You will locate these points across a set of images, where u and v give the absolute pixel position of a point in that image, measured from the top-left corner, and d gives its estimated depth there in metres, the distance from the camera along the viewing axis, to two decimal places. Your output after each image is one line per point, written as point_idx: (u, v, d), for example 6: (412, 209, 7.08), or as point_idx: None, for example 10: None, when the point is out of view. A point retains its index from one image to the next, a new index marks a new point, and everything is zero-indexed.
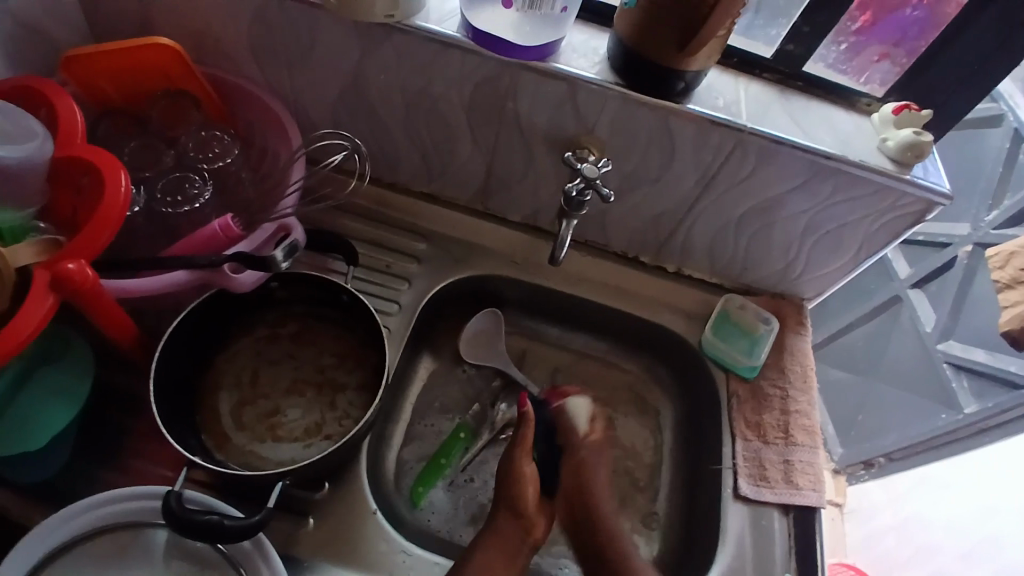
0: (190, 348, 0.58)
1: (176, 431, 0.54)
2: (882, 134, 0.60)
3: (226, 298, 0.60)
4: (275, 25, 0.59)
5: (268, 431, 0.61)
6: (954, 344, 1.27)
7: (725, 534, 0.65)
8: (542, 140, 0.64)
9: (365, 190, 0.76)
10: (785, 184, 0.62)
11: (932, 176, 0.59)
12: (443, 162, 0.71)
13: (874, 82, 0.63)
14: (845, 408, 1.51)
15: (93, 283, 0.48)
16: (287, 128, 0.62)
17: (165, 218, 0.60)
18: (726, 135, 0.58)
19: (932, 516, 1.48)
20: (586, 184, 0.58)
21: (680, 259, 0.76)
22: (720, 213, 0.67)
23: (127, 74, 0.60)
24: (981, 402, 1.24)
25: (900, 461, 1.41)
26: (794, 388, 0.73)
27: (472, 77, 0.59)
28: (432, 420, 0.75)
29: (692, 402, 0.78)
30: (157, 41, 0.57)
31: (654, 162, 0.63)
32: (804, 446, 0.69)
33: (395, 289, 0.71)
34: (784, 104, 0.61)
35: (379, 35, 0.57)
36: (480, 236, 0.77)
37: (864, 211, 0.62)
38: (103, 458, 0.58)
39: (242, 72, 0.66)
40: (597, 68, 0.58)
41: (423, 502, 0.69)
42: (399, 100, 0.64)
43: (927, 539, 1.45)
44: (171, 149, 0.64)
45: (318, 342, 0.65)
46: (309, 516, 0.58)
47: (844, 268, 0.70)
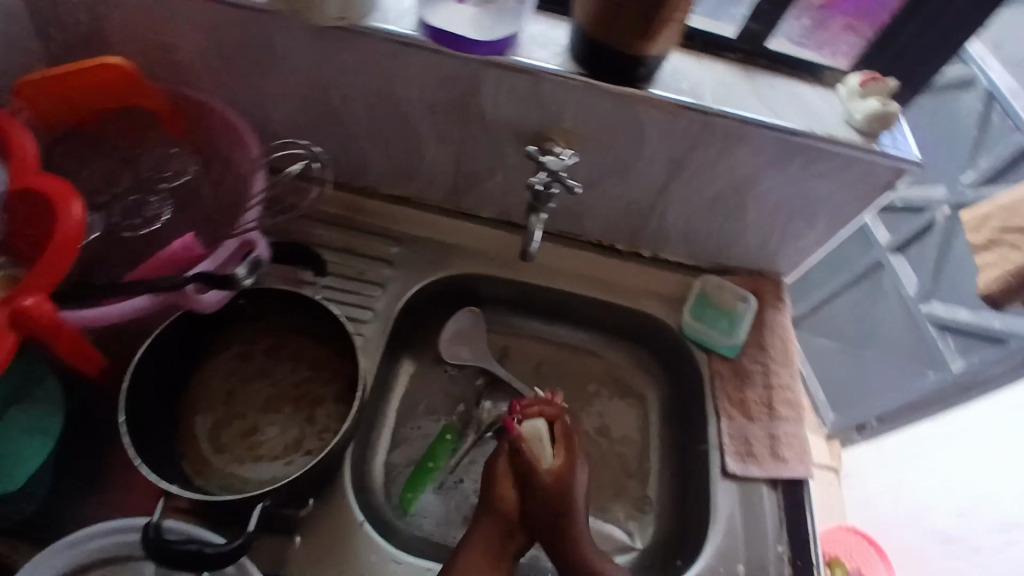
0: (164, 375, 0.58)
1: (155, 462, 0.54)
2: (848, 107, 0.59)
3: (194, 318, 0.59)
4: (227, 36, 0.57)
5: (247, 451, 0.61)
6: (937, 304, 1.30)
7: (715, 513, 0.65)
8: (509, 135, 0.63)
9: (332, 197, 0.74)
10: (754, 163, 0.61)
11: (901, 145, 0.58)
12: (411, 164, 0.70)
13: (841, 54, 0.63)
14: (832, 375, 1.54)
15: (51, 316, 0.47)
16: (244, 137, 0.60)
17: (124, 242, 0.59)
18: (693, 119, 0.57)
19: None
20: (552, 178, 0.58)
21: (656, 244, 0.76)
22: (692, 197, 0.67)
23: (81, 97, 0.57)
24: (967, 357, 1.25)
25: (890, 424, 1.37)
26: (776, 363, 0.73)
27: (432, 76, 0.58)
28: (418, 422, 0.75)
29: (677, 386, 0.78)
30: (109, 62, 0.55)
31: (622, 150, 0.62)
32: (788, 419, 0.70)
33: (369, 296, 0.70)
34: (750, 83, 0.60)
35: (334, 39, 0.56)
36: (453, 235, 0.76)
37: (834, 184, 0.62)
38: (84, 491, 0.57)
39: (196, 85, 0.64)
40: (557, 59, 0.56)
41: (413, 508, 0.69)
42: (361, 103, 0.62)
43: None
44: (128, 169, 0.62)
45: (293, 356, 0.66)
46: (296, 533, 0.58)
47: (818, 243, 0.70)
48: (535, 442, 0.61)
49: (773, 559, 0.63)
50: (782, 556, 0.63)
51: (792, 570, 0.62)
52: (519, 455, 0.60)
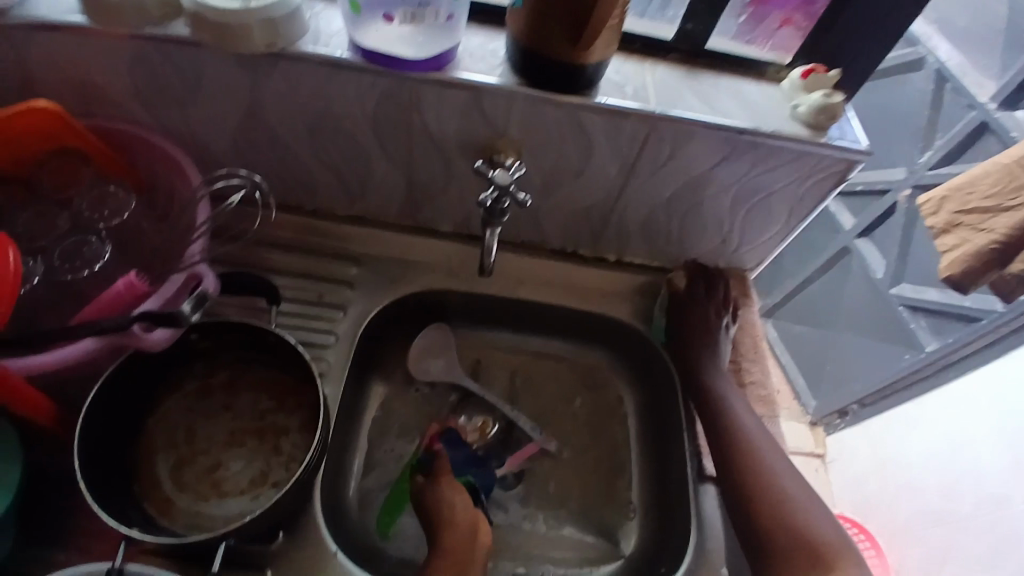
0: (119, 417, 0.56)
1: (115, 508, 0.52)
2: (794, 100, 0.60)
3: (150, 358, 0.57)
4: (158, 68, 0.56)
5: (211, 488, 0.60)
6: (906, 287, 1.32)
7: (695, 515, 0.65)
8: (458, 150, 0.62)
9: (286, 220, 0.73)
10: (706, 163, 0.61)
11: (849, 135, 0.59)
12: (363, 183, 0.69)
13: (780, 49, 0.63)
14: (816, 360, 1.58)
15: None
16: (183, 166, 0.60)
17: (66, 285, 0.57)
18: (639, 122, 0.57)
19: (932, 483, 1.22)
20: (501, 192, 0.57)
21: (619, 247, 0.75)
22: (649, 197, 0.66)
23: (11, 144, 0.56)
24: (941, 338, 1.25)
25: (872, 406, 1.43)
26: (746, 359, 0.73)
27: (372, 95, 0.57)
28: (392, 444, 0.74)
29: (650, 387, 0.77)
30: (34, 104, 0.53)
31: (572, 156, 0.62)
32: (763, 417, 0.69)
33: (332, 319, 0.69)
34: (693, 83, 0.60)
35: (267, 63, 0.55)
36: (413, 252, 0.75)
37: (787, 179, 0.62)
38: (44, 546, 0.55)
39: (135, 120, 0.63)
40: (498, 70, 0.56)
41: (392, 530, 0.68)
42: (304, 126, 0.61)
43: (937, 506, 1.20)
44: (65, 211, 0.60)
45: (254, 388, 0.65)
46: (267, 569, 0.57)
47: (778, 237, 0.71)
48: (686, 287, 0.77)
49: None
50: None
51: None
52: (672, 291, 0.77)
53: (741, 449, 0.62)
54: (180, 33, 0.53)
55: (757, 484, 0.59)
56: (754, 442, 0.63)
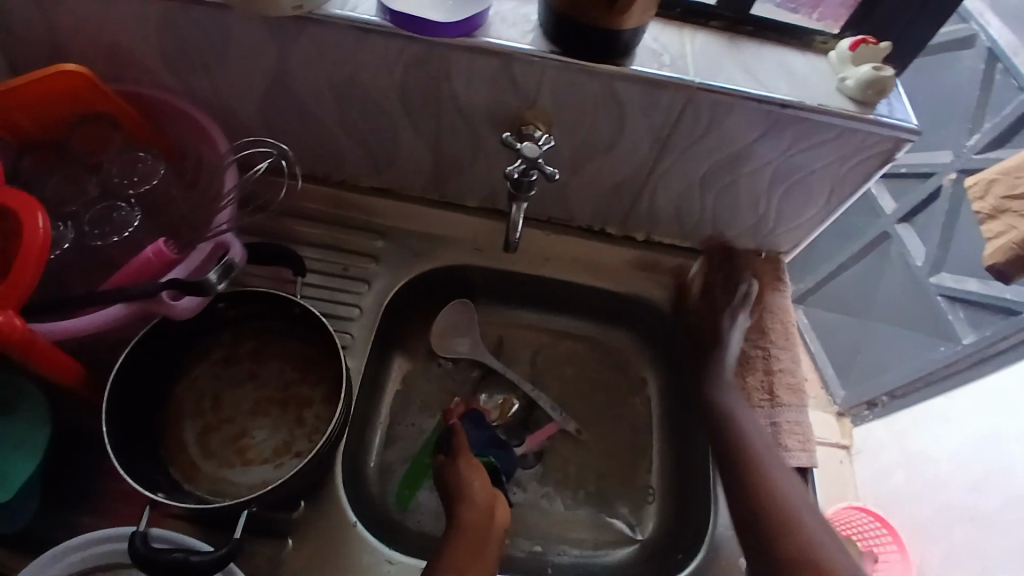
0: (148, 382, 0.57)
1: (141, 474, 0.53)
2: (841, 73, 0.57)
3: (176, 325, 0.58)
4: (185, 32, 0.56)
5: (236, 455, 0.61)
6: (946, 276, 1.27)
7: (717, 501, 0.64)
8: (486, 120, 0.61)
9: (312, 191, 0.73)
10: (744, 139, 0.58)
11: (898, 112, 0.55)
12: (389, 154, 0.68)
13: (829, 18, 0.61)
14: (845, 350, 1.54)
15: (24, 331, 0.45)
16: (211, 134, 0.59)
17: (96, 251, 0.58)
18: (675, 94, 0.55)
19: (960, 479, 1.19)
20: (529, 165, 0.55)
21: (648, 225, 0.73)
22: (683, 173, 0.64)
23: (42, 107, 0.56)
24: (979, 331, 1.21)
25: (902, 399, 1.40)
26: (777, 346, 0.70)
27: (400, 62, 0.56)
28: (412, 419, 0.74)
29: (676, 370, 0.76)
30: (63, 67, 0.53)
31: (604, 128, 0.60)
32: (791, 406, 0.67)
33: (356, 293, 0.69)
34: (735, 54, 0.58)
35: (295, 28, 0.54)
36: (438, 226, 0.74)
37: (829, 157, 0.59)
38: (74, 505, 0.57)
39: (163, 85, 0.62)
40: (530, 37, 0.54)
41: (411, 504, 0.68)
42: (331, 94, 0.60)
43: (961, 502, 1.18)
44: (95, 176, 0.61)
45: (278, 358, 0.65)
46: (289, 537, 0.57)
47: (816, 219, 0.68)
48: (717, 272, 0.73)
49: None
50: None
51: None
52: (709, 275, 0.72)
53: (746, 463, 0.59)
54: None
55: (766, 500, 0.56)
56: (760, 456, 0.59)
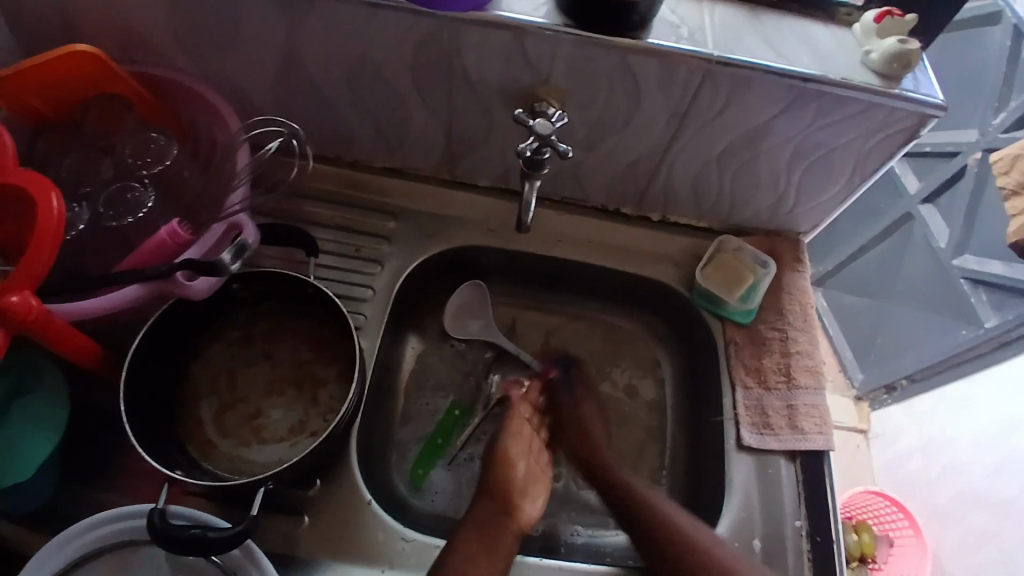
0: (164, 362, 0.58)
1: (159, 453, 0.54)
2: (865, 46, 0.55)
3: (191, 306, 0.58)
4: (195, 8, 0.55)
5: (252, 433, 0.62)
6: (969, 258, 1.24)
7: (731, 485, 0.64)
8: (498, 97, 0.60)
9: (324, 172, 0.72)
10: (765, 113, 0.57)
11: (924, 87, 0.54)
12: (400, 134, 0.67)
13: None
14: (864, 333, 1.51)
15: (39, 311, 0.46)
16: (222, 112, 0.59)
17: (112, 231, 0.58)
18: (693, 69, 0.53)
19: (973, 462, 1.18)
20: (541, 142, 0.54)
21: (664, 206, 0.72)
22: (700, 151, 0.63)
23: (55, 88, 0.56)
24: (1001, 314, 1.19)
25: (921, 383, 1.38)
26: (794, 329, 0.69)
27: (411, 38, 0.55)
28: (427, 398, 0.75)
29: (690, 352, 0.75)
30: (74, 48, 0.53)
31: (619, 104, 0.58)
32: (808, 388, 0.67)
33: (369, 273, 0.69)
34: (756, 26, 0.56)
35: (304, 4, 0.53)
36: (451, 207, 0.73)
37: (851, 133, 0.58)
38: (94, 482, 0.58)
39: (175, 64, 0.62)
40: (543, 10, 0.52)
41: (424, 484, 0.69)
42: (342, 72, 0.60)
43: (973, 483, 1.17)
44: (107, 157, 0.61)
45: (293, 338, 0.66)
46: (304, 514, 0.58)
47: (837, 198, 0.66)
48: (738, 253, 0.72)
49: (789, 533, 0.61)
50: (801, 530, 0.62)
51: (811, 546, 0.61)
52: (733, 258, 0.71)
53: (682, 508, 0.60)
54: None
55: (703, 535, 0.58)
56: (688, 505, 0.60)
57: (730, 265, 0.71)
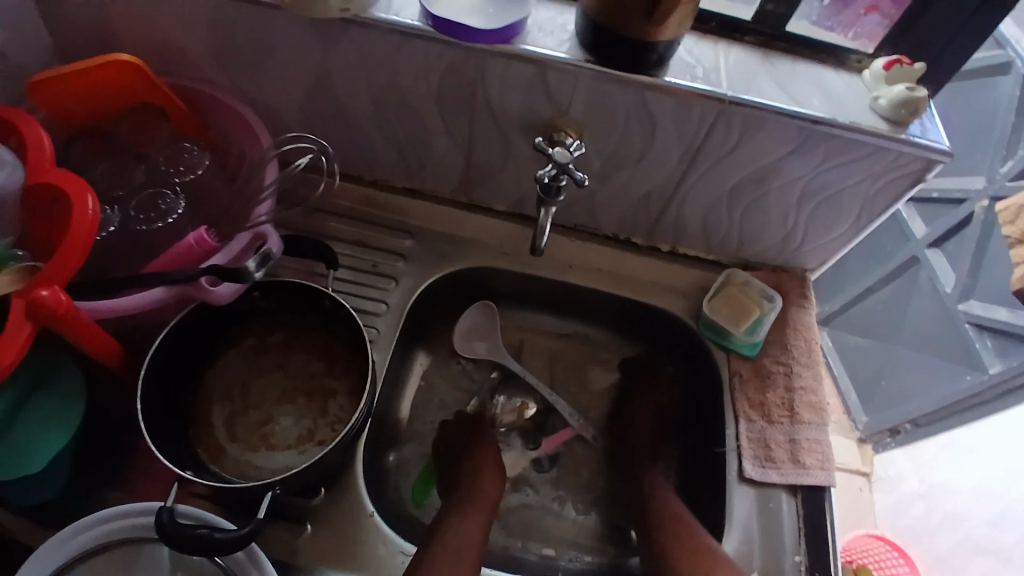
0: (181, 365, 0.59)
1: (170, 453, 0.55)
2: (874, 92, 0.57)
3: (211, 311, 0.60)
4: (236, 29, 0.58)
5: (261, 440, 0.63)
6: (975, 304, 1.25)
7: (732, 517, 0.64)
8: (517, 125, 0.62)
9: (346, 189, 0.75)
10: (776, 152, 0.59)
11: (931, 133, 0.56)
12: (421, 157, 0.70)
13: (864, 37, 0.60)
14: (870, 375, 1.50)
15: (69, 307, 0.47)
16: (256, 130, 0.62)
17: (139, 235, 0.60)
18: (707, 107, 0.55)
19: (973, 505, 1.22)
20: (559, 170, 0.56)
21: (674, 237, 0.74)
22: (711, 186, 0.65)
23: (97, 95, 0.60)
24: (1005, 360, 1.20)
25: (926, 427, 1.38)
26: (798, 363, 0.70)
27: (438, 67, 0.57)
28: (432, 416, 0.76)
29: (693, 383, 0.76)
30: (117, 58, 0.56)
31: (634, 138, 0.61)
32: (810, 423, 0.67)
33: (383, 289, 0.71)
34: (769, 69, 0.59)
35: (340, 30, 0.56)
36: (467, 229, 0.75)
37: (859, 175, 0.60)
38: (103, 480, 0.59)
39: (211, 81, 0.65)
40: (566, 46, 0.55)
41: (427, 500, 0.70)
42: (371, 96, 0.62)
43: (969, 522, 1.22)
44: (141, 164, 0.64)
45: (306, 348, 0.67)
46: (307, 523, 0.59)
47: (845, 236, 0.68)
48: (744, 287, 0.73)
49: (788, 568, 0.62)
50: (800, 565, 0.62)
51: None
52: (739, 291, 0.72)
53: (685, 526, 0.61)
54: None
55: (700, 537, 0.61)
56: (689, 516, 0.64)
57: (736, 297, 0.72)
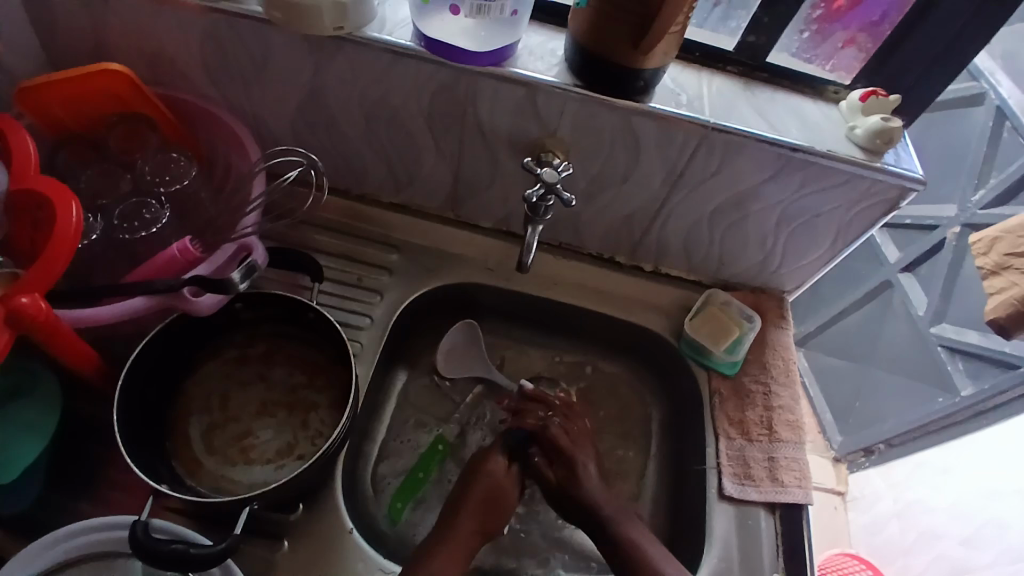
0: (160, 376, 0.58)
1: (146, 463, 0.54)
2: (851, 122, 0.59)
3: (194, 321, 0.59)
4: (229, 43, 0.58)
5: (239, 453, 0.62)
6: (947, 327, 1.27)
7: (711, 535, 0.64)
8: (505, 145, 0.63)
9: (332, 204, 0.75)
10: (756, 178, 0.60)
11: (905, 163, 0.58)
12: (410, 173, 0.70)
13: (841, 69, 0.62)
14: (845, 396, 1.53)
15: (48, 314, 0.47)
16: (244, 143, 0.62)
17: (122, 244, 0.60)
18: (690, 132, 0.57)
19: (933, 500, 1.28)
20: (547, 190, 0.57)
21: (656, 257, 0.75)
22: (693, 209, 0.66)
23: (85, 103, 0.59)
24: (977, 383, 1.22)
25: (900, 447, 1.40)
26: (776, 383, 0.71)
27: (429, 85, 0.58)
28: (408, 436, 0.75)
29: (674, 401, 0.77)
30: (106, 67, 0.55)
31: (620, 161, 0.62)
32: (788, 442, 0.68)
33: (367, 303, 0.71)
34: (749, 97, 0.61)
35: (333, 47, 0.56)
36: (452, 244, 0.76)
37: (835, 201, 0.62)
38: (75, 491, 0.58)
39: (201, 92, 0.65)
40: (555, 70, 0.56)
41: (403, 519, 0.70)
42: (362, 112, 0.63)
43: (931, 522, 1.26)
44: (128, 174, 0.64)
45: (288, 360, 0.67)
46: (285, 539, 0.58)
47: (821, 260, 0.70)
48: (724, 307, 0.74)
49: None
50: None
51: None
52: (724, 309, 0.74)
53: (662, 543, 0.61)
54: (252, 9, 0.55)
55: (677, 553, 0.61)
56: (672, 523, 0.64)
57: (716, 317, 0.73)
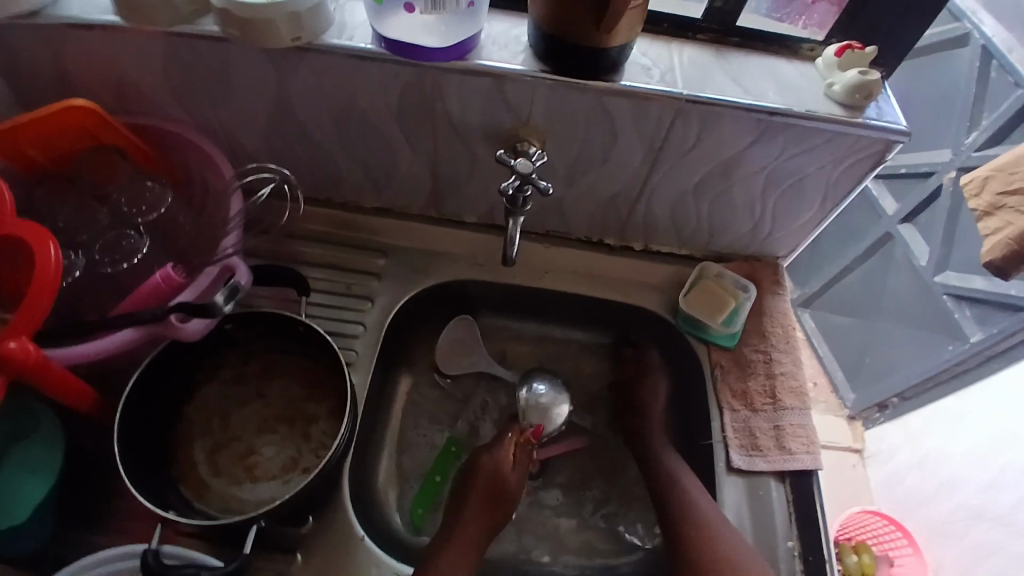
0: (156, 405, 0.58)
1: (150, 492, 0.54)
2: (828, 79, 0.58)
3: (185, 348, 0.59)
4: (186, 63, 0.57)
5: (245, 472, 0.62)
6: (952, 275, 1.26)
7: (723, 510, 0.64)
8: (479, 138, 0.62)
9: (315, 213, 0.75)
10: (738, 144, 0.59)
11: (888, 116, 0.56)
12: (387, 174, 0.69)
13: (814, 26, 0.60)
14: (853, 352, 1.52)
15: (38, 356, 0.47)
16: (215, 159, 0.61)
17: (107, 278, 0.60)
18: (665, 105, 0.56)
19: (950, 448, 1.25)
20: (522, 180, 0.57)
21: (645, 235, 0.74)
22: (677, 183, 0.65)
23: (55, 140, 0.58)
24: (985, 328, 1.21)
25: (913, 400, 1.39)
26: (777, 350, 0.71)
27: (394, 86, 0.57)
28: (424, 430, 0.77)
29: (675, 379, 0.77)
30: (70, 103, 0.54)
31: (597, 142, 0.61)
32: (792, 409, 0.68)
33: (360, 310, 0.70)
34: (723, 64, 0.59)
35: (292, 57, 0.55)
36: (440, 242, 0.76)
37: (821, 161, 0.60)
38: (87, 525, 0.58)
39: (168, 114, 0.64)
40: (520, 57, 0.55)
41: (424, 525, 0.71)
42: (330, 118, 0.62)
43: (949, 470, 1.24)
44: (103, 206, 0.63)
45: (287, 375, 0.67)
46: (297, 552, 0.58)
47: (812, 222, 0.69)
48: (718, 278, 0.73)
49: (782, 554, 0.62)
50: (793, 551, 0.62)
51: (803, 566, 0.61)
52: (721, 279, 0.73)
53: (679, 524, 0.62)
54: (209, 28, 0.54)
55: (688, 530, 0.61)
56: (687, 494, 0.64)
57: (708, 293, 0.72)
